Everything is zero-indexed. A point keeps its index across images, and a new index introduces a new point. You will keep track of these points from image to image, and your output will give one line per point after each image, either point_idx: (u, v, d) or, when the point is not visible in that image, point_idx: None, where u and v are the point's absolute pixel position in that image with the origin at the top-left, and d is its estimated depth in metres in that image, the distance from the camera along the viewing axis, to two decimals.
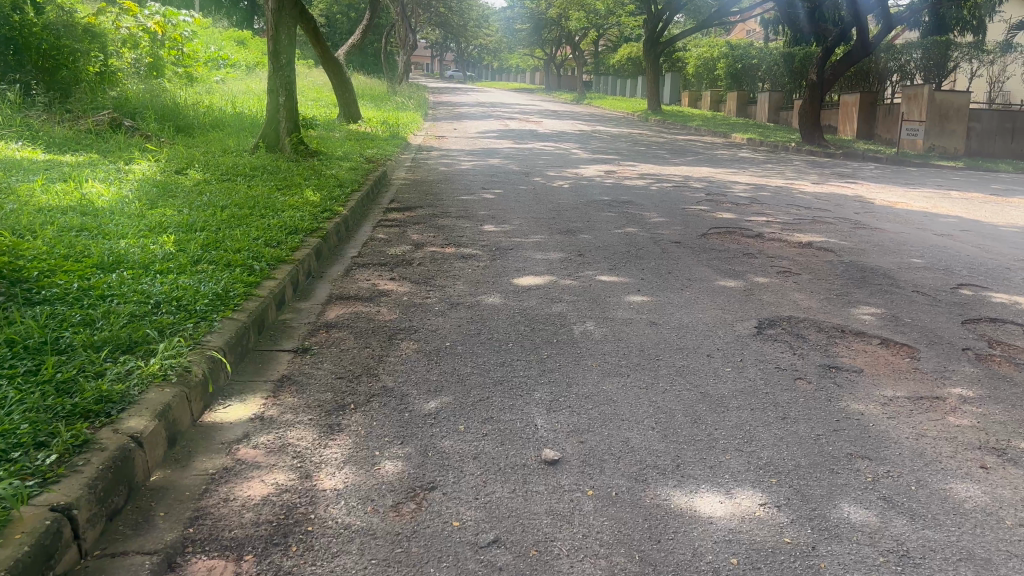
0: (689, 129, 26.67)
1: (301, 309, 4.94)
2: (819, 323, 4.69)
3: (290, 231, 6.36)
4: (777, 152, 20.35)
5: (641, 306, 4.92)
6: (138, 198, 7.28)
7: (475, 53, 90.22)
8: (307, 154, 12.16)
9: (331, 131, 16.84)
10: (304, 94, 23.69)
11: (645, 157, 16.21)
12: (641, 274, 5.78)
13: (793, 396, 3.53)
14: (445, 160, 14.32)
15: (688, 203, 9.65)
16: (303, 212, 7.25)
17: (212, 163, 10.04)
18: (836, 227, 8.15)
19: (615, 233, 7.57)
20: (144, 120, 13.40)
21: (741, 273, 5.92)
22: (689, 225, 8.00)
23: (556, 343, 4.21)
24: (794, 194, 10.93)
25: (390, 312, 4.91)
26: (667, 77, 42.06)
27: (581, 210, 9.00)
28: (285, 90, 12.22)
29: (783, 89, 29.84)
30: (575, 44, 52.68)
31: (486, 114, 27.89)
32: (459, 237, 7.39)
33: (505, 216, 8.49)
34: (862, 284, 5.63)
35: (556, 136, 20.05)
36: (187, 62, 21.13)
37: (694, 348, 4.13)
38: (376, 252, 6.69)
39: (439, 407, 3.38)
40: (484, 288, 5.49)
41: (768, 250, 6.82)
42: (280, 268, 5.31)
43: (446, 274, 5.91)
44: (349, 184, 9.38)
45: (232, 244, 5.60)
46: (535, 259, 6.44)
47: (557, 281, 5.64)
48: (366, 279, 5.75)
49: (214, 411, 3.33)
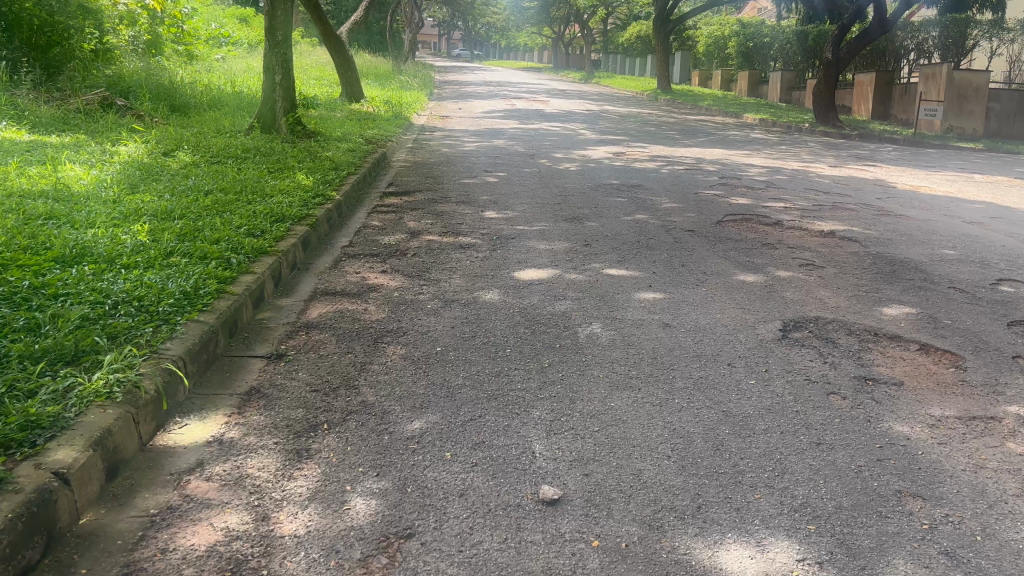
0: (700, 110, 26.09)
1: (282, 306, 4.53)
2: (849, 325, 4.26)
3: (276, 219, 5.94)
4: (791, 133, 19.79)
5: (653, 305, 4.49)
6: (117, 182, 6.85)
7: (483, 31, 89.34)
8: (304, 135, 11.71)
9: (332, 110, 16.40)
10: (307, 72, 23.20)
11: (654, 138, 15.71)
12: (652, 267, 5.36)
13: (828, 415, 3.10)
14: (448, 141, 13.85)
15: (701, 187, 9.20)
16: (292, 197, 6.83)
17: (203, 144, 9.60)
18: (858, 214, 7.69)
19: (624, 220, 7.13)
20: (138, 99, 12.95)
21: (761, 266, 5.48)
22: (703, 212, 7.55)
23: (559, 349, 3.79)
24: (812, 178, 10.46)
25: (378, 310, 4.50)
26: (677, 56, 41.33)
27: (588, 195, 8.55)
28: (282, 68, 11.73)
29: (796, 68, 29.18)
30: (583, 22, 51.95)
31: (493, 94, 27.33)
32: (459, 225, 6.95)
33: (508, 202, 8.06)
34: (892, 279, 5.19)
35: (563, 117, 19.52)
36: (187, 40, 20.66)
37: (713, 355, 3.70)
38: (368, 240, 6.27)
39: (425, 428, 2.97)
40: (482, 283, 5.07)
41: (788, 240, 6.38)
42: (260, 260, 4.89)
43: (443, 266, 5.49)
44: (345, 167, 8.93)
45: (210, 234, 5.17)
46: (538, 249, 6.01)
47: (561, 275, 5.21)
48: (356, 272, 5.32)
49: (168, 432, 2.92)
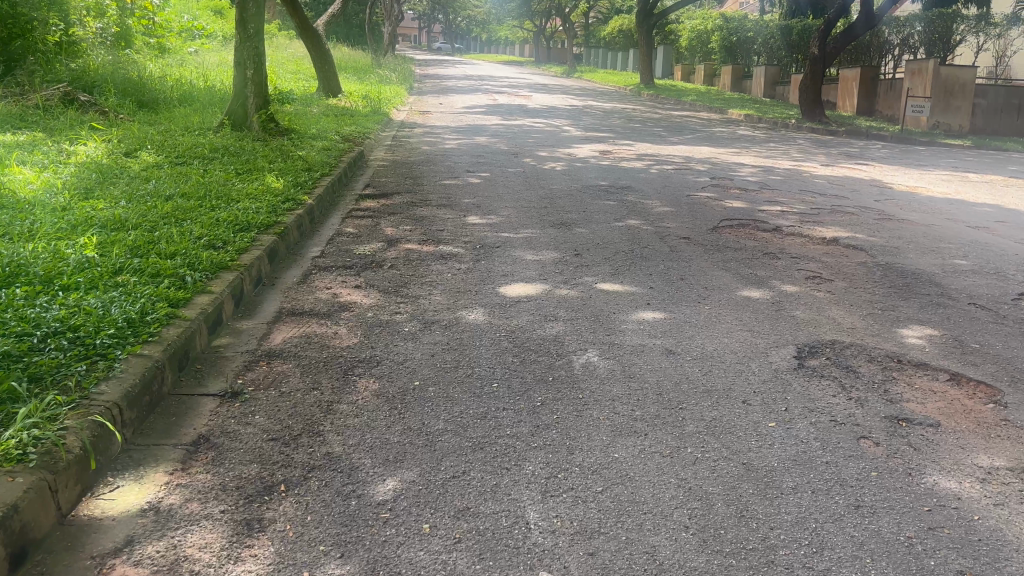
0: (683, 105, 25.74)
1: (243, 330, 4.08)
2: (870, 351, 3.86)
3: (240, 229, 5.49)
4: (777, 129, 19.47)
5: (653, 327, 4.08)
6: (70, 186, 6.35)
7: (464, 24, 88.62)
8: (278, 133, 11.20)
9: (308, 105, 15.89)
10: (284, 66, 22.64)
11: (641, 135, 15.30)
12: (648, 282, 4.96)
13: (864, 467, 2.70)
14: (429, 138, 13.39)
15: (692, 189, 8.81)
16: (260, 202, 6.36)
17: (168, 143, 9.08)
18: (859, 219, 7.32)
19: (615, 226, 6.72)
20: (104, 95, 12.39)
21: (765, 280, 5.08)
22: (698, 217, 7.16)
23: (553, 384, 3.36)
24: (806, 178, 10.11)
25: (350, 334, 4.05)
26: (660, 51, 40.97)
27: (576, 197, 8.14)
28: (254, 62, 11.19)
29: (780, 63, 28.89)
30: (566, 16, 51.47)
31: (474, 88, 26.86)
32: (440, 232, 6.51)
33: (492, 206, 7.63)
34: (908, 295, 4.81)
35: (546, 112, 19.10)
36: (159, 33, 20.07)
37: (725, 392, 3.29)
38: (341, 250, 5.81)
39: (399, 490, 2.53)
40: (465, 301, 4.63)
41: (790, 249, 6.00)
42: (219, 277, 4.43)
43: (422, 281, 5.05)
44: (318, 168, 8.46)
45: (165, 248, 4.70)
46: (525, 260, 5.58)
47: (551, 291, 4.79)
48: (327, 288, 4.88)
49: (95, 498, 2.47)
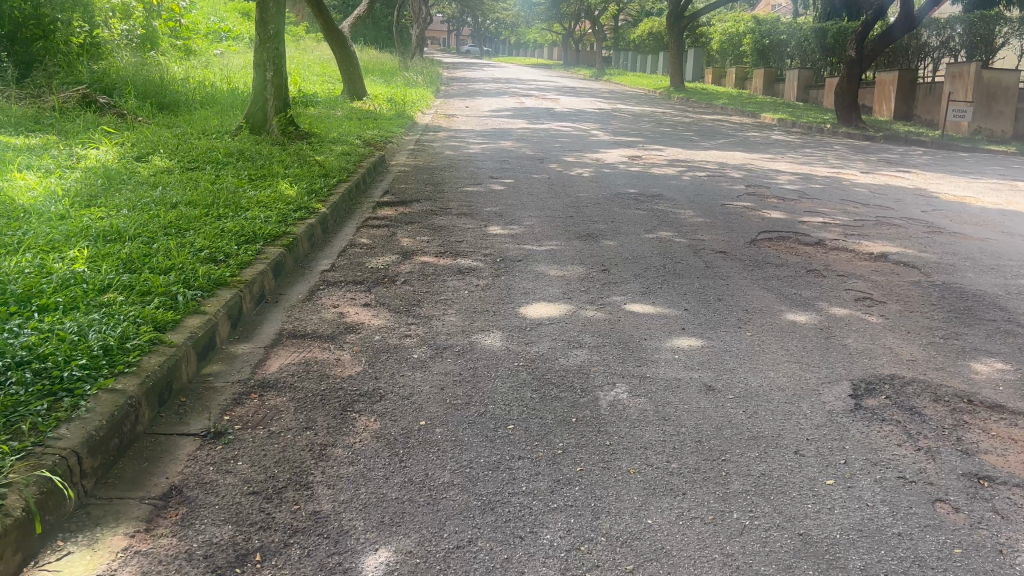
0: (714, 109, 25.18)
1: (238, 356, 3.72)
2: (935, 389, 3.42)
3: (245, 240, 5.16)
4: (812, 134, 18.92)
5: (689, 356, 3.68)
6: (72, 192, 6.06)
7: (493, 28, 88.43)
8: (297, 137, 10.91)
9: (331, 108, 15.62)
10: (310, 69, 22.46)
11: (671, 140, 14.86)
12: (682, 302, 4.55)
13: (944, 542, 2.28)
14: (453, 142, 13.06)
15: (727, 198, 8.39)
16: (270, 211, 6.05)
17: (182, 146, 8.80)
18: (907, 232, 6.83)
19: (646, 238, 6.31)
20: (122, 97, 12.17)
21: (811, 302, 4.64)
22: (733, 229, 6.72)
23: (576, 427, 2.96)
24: (847, 187, 9.62)
25: (354, 361, 3.68)
26: (691, 53, 40.37)
27: (604, 206, 7.73)
28: (273, 64, 10.92)
29: (814, 66, 28.27)
30: (594, 19, 50.98)
31: (502, 91, 26.49)
32: (458, 244, 6.14)
33: (515, 214, 7.25)
34: (971, 320, 4.35)
35: (575, 116, 18.68)
36: (185, 34, 19.94)
37: (774, 440, 2.89)
38: (353, 263, 5.46)
39: (391, 564, 2.15)
40: (481, 323, 4.25)
41: (836, 265, 5.56)
42: (216, 295, 4.09)
43: (437, 299, 4.68)
44: (335, 174, 8.13)
45: (159, 263, 4.37)
46: (548, 276, 5.18)
47: (576, 312, 4.39)
48: (333, 306, 4.51)
49: (37, 568, 2.12)
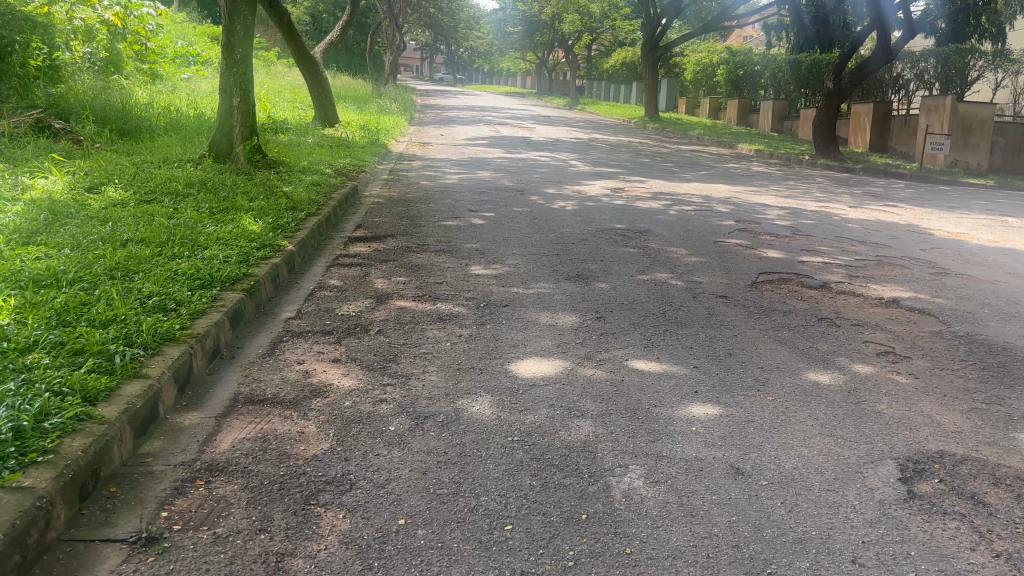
0: (690, 139, 25.04)
1: (186, 429, 3.19)
2: (993, 470, 2.95)
3: (200, 283, 4.65)
4: (791, 166, 18.74)
5: (708, 429, 3.20)
6: (9, 228, 5.52)
7: (466, 55, 88.62)
8: (265, 165, 10.41)
9: (303, 136, 15.12)
10: (281, 94, 21.98)
11: (652, 171, 14.53)
12: (691, 358, 4.09)
13: None
14: (429, 172, 12.61)
15: (719, 234, 8.00)
16: (231, 249, 5.54)
17: (140, 176, 8.26)
18: (912, 274, 6.45)
19: (640, 280, 5.87)
20: (80, 123, 11.59)
21: (829, 358, 4.20)
22: (731, 269, 6.30)
23: (589, 527, 2.46)
24: (840, 223, 9.29)
25: (320, 435, 3.15)
26: (665, 83, 40.45)
27: (591, 243, 7.29)
28: (240, 90, 10.45)
29: (789, 98, 28.30)
30: (567, 48, 51.10)
31: (477, 119, 26.13)
32: (437, 286, 5.64)
33: (498, 252, 6.79)
34: (1009, 379, 3.92)
35: (552, 146, 18.33)
36: (151, 58, 19.40)
37: (823, 544, 2.41)
38: (321, 309, 4.94)
39: None
40: (466, 383, 3.74)
41: (848, 313, 5.15)
42: (162, 354, 3.57)
43: (416, 353, 4.17)
44: (304, 207, 7.62)
45: (99, 313, 3.85)
46: (538, 325, 4.70)
47: (573, 371, 3.89)
48: (298, 363, 3.99)
49: None
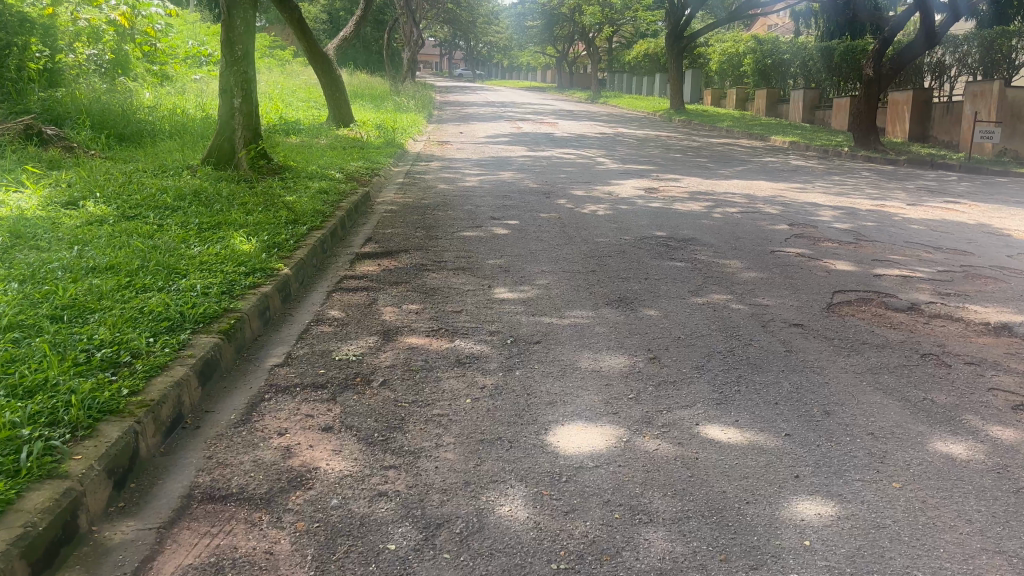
0: (719, 132, 24.04)
1: (114, 551, 2.36)
2: None
3: (165, 328, 3.81)
4: (829, 159, 17.71)
5: (828, 547, 2.32)
6: None
7: (486, 51, 87.80)
8: (269, 172, 9.60)
9: (315, 137, 14.32)
10: (296, 94, 21.27)
11: (685, 167, 13.58)
12: (779, 422, 3.19)
13: None
14: (446, 174, 11.78)
15: (773, 241, 7.08)
16: (213, 277, 4.70)
17: (128, 187, 7.48)
18: (1010, 289, 5.50)
19: (695, 303, 4.97)
20: (75, 128, 10.89)
21: (955, 416, 3.28)
22: (799, 288, 5.38)
23: None
24: (905, 224, 8.31)
25: (292, 562, 2.30)
26: (689, 74, 39.40)
27: (631, 256, 6.41)
28: (241, 90, 9.63)
29: (821, 86, 27.12)
30: (589, 41, 50.05)
31: (497, 115, 25.27)
32: (455, 315, 4.77)
33: (525, 270, 5.91)
34: None
35: (577, 141, 17.45)
36: (162, 59, 18.75)
37: None
38: (314, 354, 4.08)
39: None
40: (491, 464, 2.87)
41: (954, 345, 4.22)
42: (95, 436, 2.72)
43: (428, 416, 3.31)
44: (306, 220, 6.79)
45: (24, 377, 3.02)
46: (579, 370, 3.83)
47: (627, 444, 3.00)
48: (276, 436, 3.13)
49: None
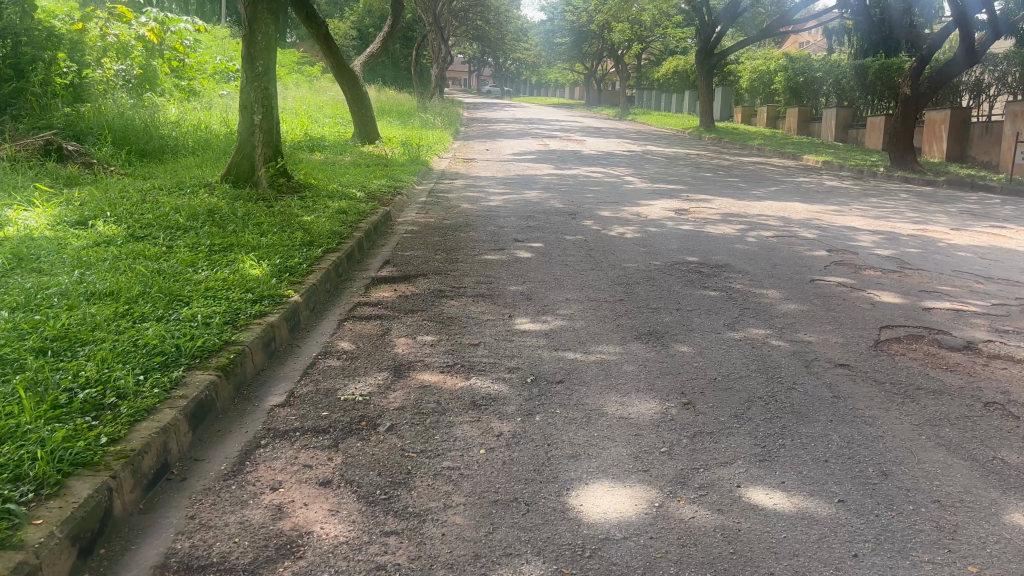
0: (750, 150, 23.59)
1: None
2: None
3: (158, 363, 3.52)
4: (864, 179, 17.21)
5: None
6: None
7: (514, 67, 87.82)
8: (289, 190, 9.38)
9: (339, 153, 14.11)
10: (323, 110, 21.18)
11: (716, 187, 13.19)
12: (832, 485, 2.83)
13: None
14: (470, 193, 11.50)
15: (812, 268, 6.69)
16: (217, 305, 4.42)
17: (141, 206, 7.28)
18: None
19: (731, 339, 4.61)
20: (96, 144, 10.77)
21: None
22: (843, 323, 5.01)
23: None
24: (951, 251, 7.87)
25: None
26: (719, 92, 38.94)
27: (660, 283, 6.06)
28: (263, 106, 9.41)
29: (854, 104, 26.59)
30: (618, 58, 49.72)
31: (524, 132, 25.02)
32: (473, 349, 4.45)
33: (548, 298, 5.58)
34: None
35: (604, 160, 17.13)
36: (190, 74, 18.73)
37: None
38: (318, 394, 3.76)
39: None
40: (505, 532, 2.54)
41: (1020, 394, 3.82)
42: (61, 495, 2.43)
43: (437, 471, 2.98)
44: (322, 242, 6.52)
45: None
46: (605, 416, 3.49)
47: (660, 509, 2.66)
48: (267, 492, 2.82)
49: None
